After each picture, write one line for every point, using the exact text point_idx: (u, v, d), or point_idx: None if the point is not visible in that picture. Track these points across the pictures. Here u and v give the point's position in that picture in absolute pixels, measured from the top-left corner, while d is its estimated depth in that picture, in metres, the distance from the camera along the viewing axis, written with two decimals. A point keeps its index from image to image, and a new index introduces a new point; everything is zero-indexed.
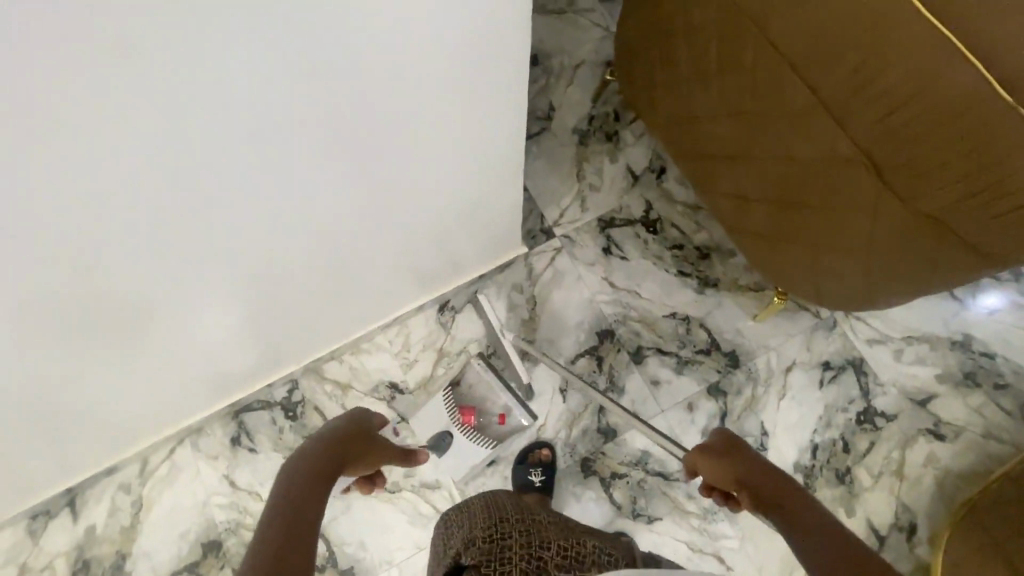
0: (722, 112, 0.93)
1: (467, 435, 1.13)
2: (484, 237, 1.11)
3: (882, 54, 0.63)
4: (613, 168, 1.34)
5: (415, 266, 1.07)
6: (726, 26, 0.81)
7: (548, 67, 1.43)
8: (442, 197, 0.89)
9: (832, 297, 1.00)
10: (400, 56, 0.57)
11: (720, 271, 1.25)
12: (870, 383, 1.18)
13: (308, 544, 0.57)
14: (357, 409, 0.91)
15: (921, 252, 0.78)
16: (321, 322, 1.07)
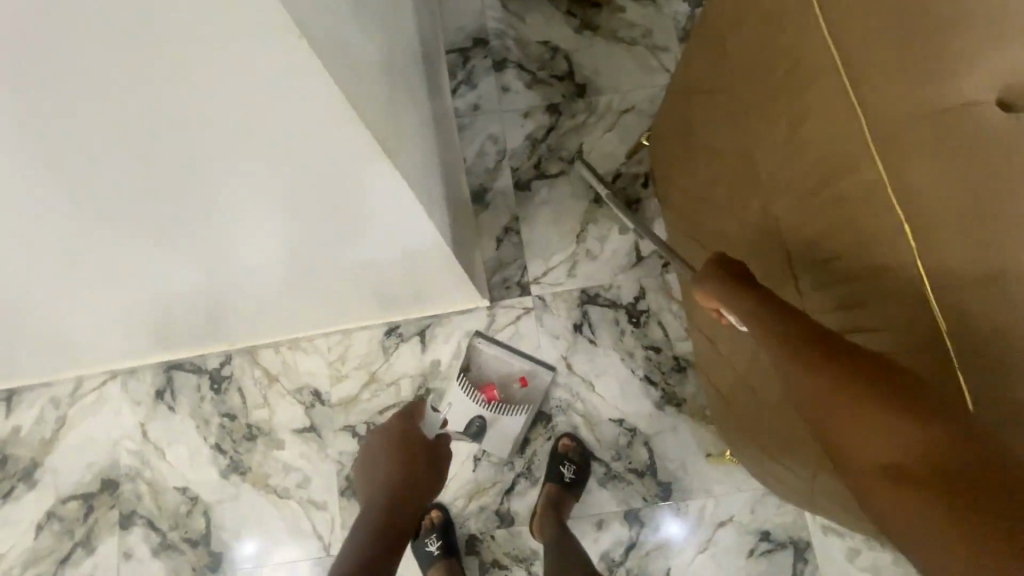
0: (719, 251, 0.78)
1: (499, 411, 1.11)
2: (442, 286, 1.03)
3: (867, 291, 0.50)
4: (618, 239, 1.20)
5: (360, 297, 1.01)
6: (743, 169, 0.66)
7: (592, 103, 1.28)
8: (377, 256, 0.81)
9: (776, 491, 0.85)
10: (271, 150, 0.48)
11: (690, 391, 1.12)
12: (806, 572, 1.04)
13: None
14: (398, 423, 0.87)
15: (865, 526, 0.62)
16: (255, 321, 1.04)
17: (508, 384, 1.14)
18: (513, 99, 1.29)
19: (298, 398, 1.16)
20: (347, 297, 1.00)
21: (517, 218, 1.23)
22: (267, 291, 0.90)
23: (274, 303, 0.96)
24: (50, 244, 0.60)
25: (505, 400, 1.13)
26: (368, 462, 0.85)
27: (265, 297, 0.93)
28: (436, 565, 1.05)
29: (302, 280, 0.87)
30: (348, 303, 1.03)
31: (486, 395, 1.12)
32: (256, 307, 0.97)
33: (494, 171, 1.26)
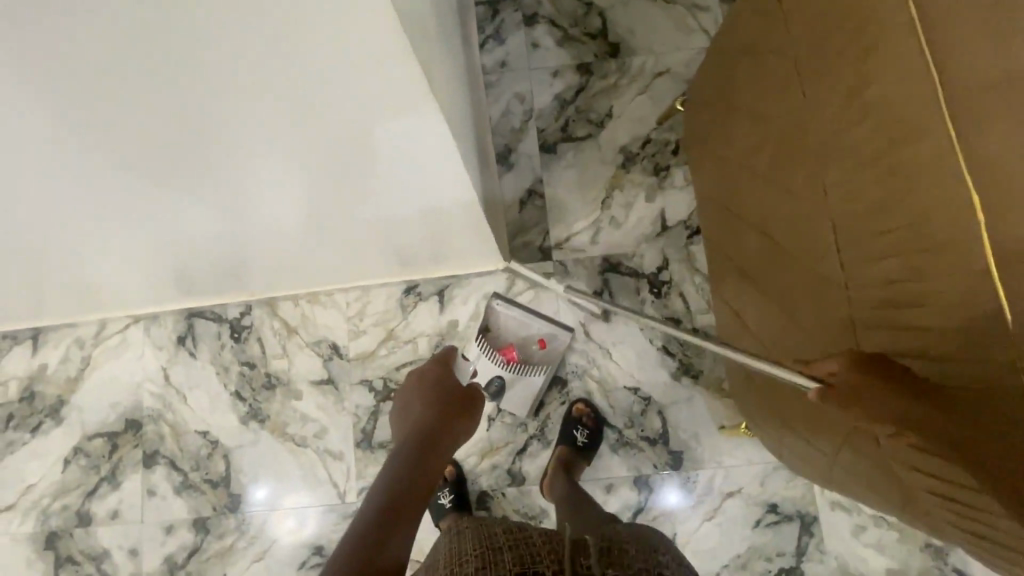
0: (753, 223, 0.76)
1: (517, 371, 1.11)
2: (465, 247, 1.02)
3: (917, 266, 0.49)
4: (643, 208, 1.18)
5: (382, 254, 1.00)
6: (788, 135, 0.64)
7: (625, 64, 1.23)
8: (404, 215, 0.80)
9: (792, 465, 0.86)
10: (306, 100, 0.46)
11: (707, 364, 1.11)
12: (811, 545, 1.05)
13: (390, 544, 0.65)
14: (428, 371, 0.95)
15: (884, 503, 0.62)
16: (277, 274, 1.04)
17: (524, 345, 1.15)
18: (542, 57, 1.24)
19: (316, 351, 1.17)
20: (369, 254, 0.99)
21: (541, 181, 1.21)
22: (292, 245, 0.90)
23: (298, 257, 0.96)
24: (81, 193, 0.59)
25: (523, 361, 1.13)
26: (404, 415, 0.90)
27: (288, 250, 0.92)
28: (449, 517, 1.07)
29: (327, 234, 0.86)
30: (369, 259, 1.02)
31: (505, 356, 1.11)
32: (279, 260, 0.97)
33: (520, 132, 1.23)
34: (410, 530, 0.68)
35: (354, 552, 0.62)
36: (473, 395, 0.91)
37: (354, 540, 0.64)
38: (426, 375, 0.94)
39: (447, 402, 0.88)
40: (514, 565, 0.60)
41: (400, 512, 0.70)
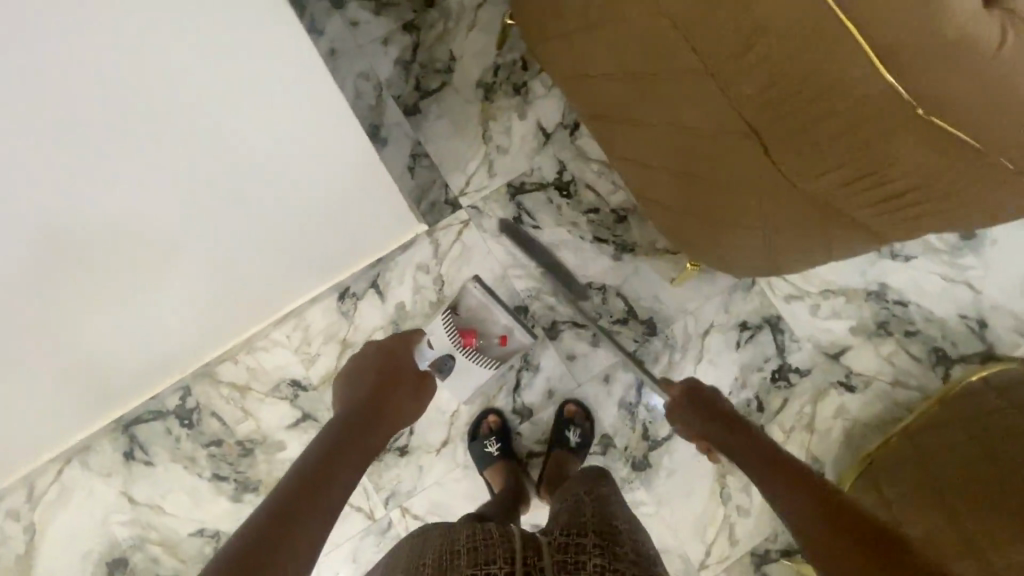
0: (614, 70, 0.81)
1: (469, 357, 1.07)
2: (375, 222, 1.01)
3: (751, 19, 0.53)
4: (522, 126, 1.23)
5: (306, 252, 0.98)
6: None
7: (446, 8, 1.25)
8: (297, 167, 0.79)
9: (735, 266, 0.98)
10: None
11: (637, 234, 1.19)
12: (787, 340, 1.17)
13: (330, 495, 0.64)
14: (389, 340, 0.95)
15: (814, 230, 0.72)
16: (203, 321, 0.96)
17: (485, 339, 1.10)
18: (367, 31, 1.24)
19: (278, 395, 1.11)
20: (291, 254, 0.96)
21: (419, 142, 1.21)
22: (201, 267, 0.85)
23: (217, 283, 0.90)
24: None
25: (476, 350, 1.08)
26: (349, 383, 0.89)
27: (208, 276, 0.87)
28: (495, 465, 1.07)
29: (234, 226, 0.82)
30: (295, 263, 0.99)
31: (465, 336, 1.05)
32: (196, 299, 0.91)
33: (380, 107, 1.22)
34: (350, 490, 0.68)
35: (288, 495, 0.62)
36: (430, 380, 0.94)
37: (284, 489, 0.62)
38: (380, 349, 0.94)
39: (400, 375, 0.89)
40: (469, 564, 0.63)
41: (342, 463, 0.70)
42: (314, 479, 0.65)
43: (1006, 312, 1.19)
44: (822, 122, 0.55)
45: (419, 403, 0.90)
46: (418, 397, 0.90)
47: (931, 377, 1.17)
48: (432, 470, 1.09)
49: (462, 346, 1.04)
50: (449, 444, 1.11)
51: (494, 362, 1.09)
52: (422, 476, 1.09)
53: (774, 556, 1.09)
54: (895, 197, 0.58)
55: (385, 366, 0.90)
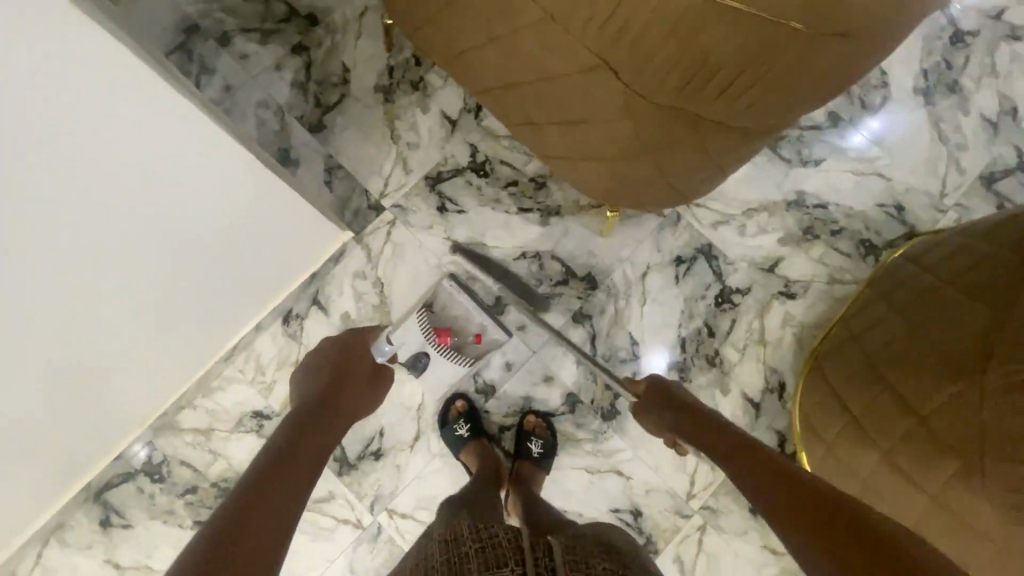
0: (477, 38, 0.84)
1: (443, 354, 1.13)
2: (297, 241, 1.02)
3: None
4: (427, 120, 1.25)
5: (231, 287, 0.97)
6: None
7: (329, 24, 1.28)
8: (204, 211, 0.79)
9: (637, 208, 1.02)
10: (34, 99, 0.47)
11: (559, 197, 1.21)
12: (722, 265, 1.20)
13: (296, 487, 0.71)
14: (336, 340, 1.02)
15: (686, 140, 0.75)
16: (142, 373, 0.94)
17: (461, 338, 1.15)
18: (258, 62, 1.26)
19: (243, 430, 1.11)
20: (216, 292, 0.95)
21: (332, 156, 1.23)
22: (136, 318, 0.84)
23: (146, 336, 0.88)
24: None
25: (452, 348, 1.13)
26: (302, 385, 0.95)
27: (134, 329, 0.85)
28: (466, 448, 1.09)
29: (149, 276, 0.80)
30: (223, 300, 0.98)
31: (440, 335, 1.10)
32: (128, 353, 0.88)
33: (286, 131, 1.24)
34: (312, 480, 0.76)
35: (254, 486, 0.68)
36: (382, 376, 1.02)
37: (249, 483, 0.69)
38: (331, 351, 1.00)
39: (351, 375, 0.97)
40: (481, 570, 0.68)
41: (300, 456, 0.77)
42: (276, 472, 0.72)
43: (919, 193, 1.24)
44: (646, 26, 0.59)
45: (370, 399, 0.98)
46: (370, 395, 0.98)
47: (864, 269, 1.21)
48: (409, 467, 1.10)
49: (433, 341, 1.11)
50: (421, 438, 1.12)
51: (468, 357, 1.14)
52: (402, 474, 1.10)
53: None
54: (731, 86, 0.63)
55: (334, 368, 0.97)
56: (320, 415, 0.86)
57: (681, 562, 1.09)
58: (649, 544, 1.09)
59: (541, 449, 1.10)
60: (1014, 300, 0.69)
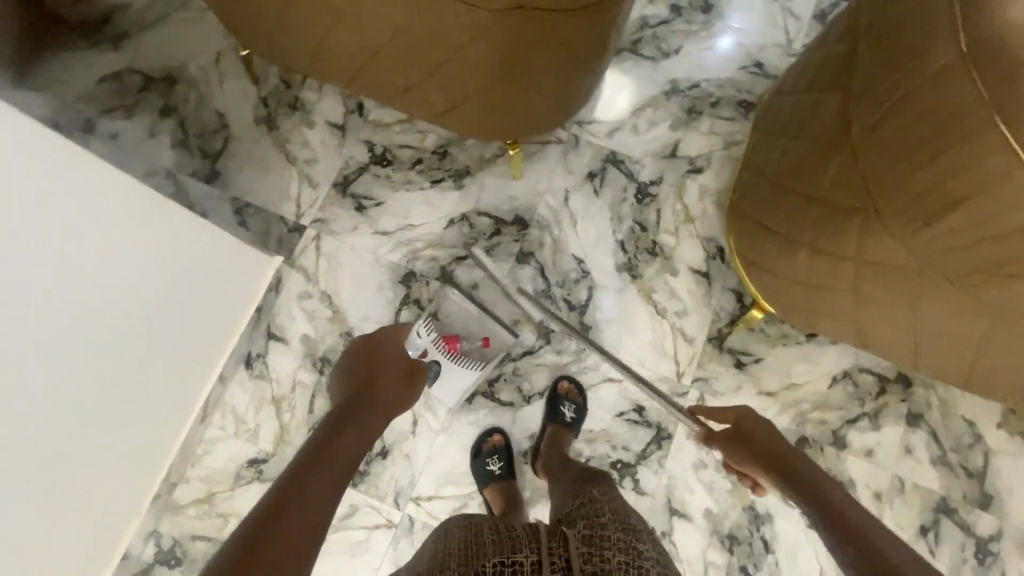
0: (328, 24, 0.89)
1: (451, 359, 1.10)
2: (248, 268, 1.02)
3: None
4: (316, 133, 1.28)
5: (210, 330, 0.94)
6: None
7: (189, 78, 1.29)
8: (144, 229, 0.77)
9: (530, 133, 1.08)
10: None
11: (464, 157, 1.26)
12: (630, 165, 1.28)
13: (334, 481, 0.77)
14: (372, 335, 1.04)
15: (542, 40, 0.83)
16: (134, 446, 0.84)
17: (469, 342, 1.15)
18: (132, 137, 1.26)
19: (244, 482, 1.09)
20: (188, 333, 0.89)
21: (237, 198, 1.24)
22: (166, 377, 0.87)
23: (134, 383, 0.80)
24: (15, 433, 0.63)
25: (463, 353, 1.13)
26: (341, 381, 0.99)
27: (127, 361, 0.78)
28: (496, 483, 1.08)
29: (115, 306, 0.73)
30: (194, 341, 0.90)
31: (450, 343, 1.10)
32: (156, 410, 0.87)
33: (183, 191, 1.24)
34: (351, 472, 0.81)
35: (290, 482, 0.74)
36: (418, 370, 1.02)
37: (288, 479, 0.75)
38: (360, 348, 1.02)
39: (388, 370, 0.98)
40: (495, 556, 0.70)
41: (337, 450, 0.82)
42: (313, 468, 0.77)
43: (770, 46, 1.36)
44: None
45: (410, 388, 1.00)
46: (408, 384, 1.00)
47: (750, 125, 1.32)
48: (418, 452, 1.11)
49: (442, 343, 1.10)
50: (419, 422, 1.12)
51: (480, 361, 1.13)
52: (413, 462, 1.10)
53: (727, 330, 1.19)
54: None
55: (368, 365, 0.99)
56: (358, 411, 0.90)
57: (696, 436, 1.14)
58: (661, 431, 1.14)
59: (574, 412, 1.12)
60: (848, 79, 0.79)
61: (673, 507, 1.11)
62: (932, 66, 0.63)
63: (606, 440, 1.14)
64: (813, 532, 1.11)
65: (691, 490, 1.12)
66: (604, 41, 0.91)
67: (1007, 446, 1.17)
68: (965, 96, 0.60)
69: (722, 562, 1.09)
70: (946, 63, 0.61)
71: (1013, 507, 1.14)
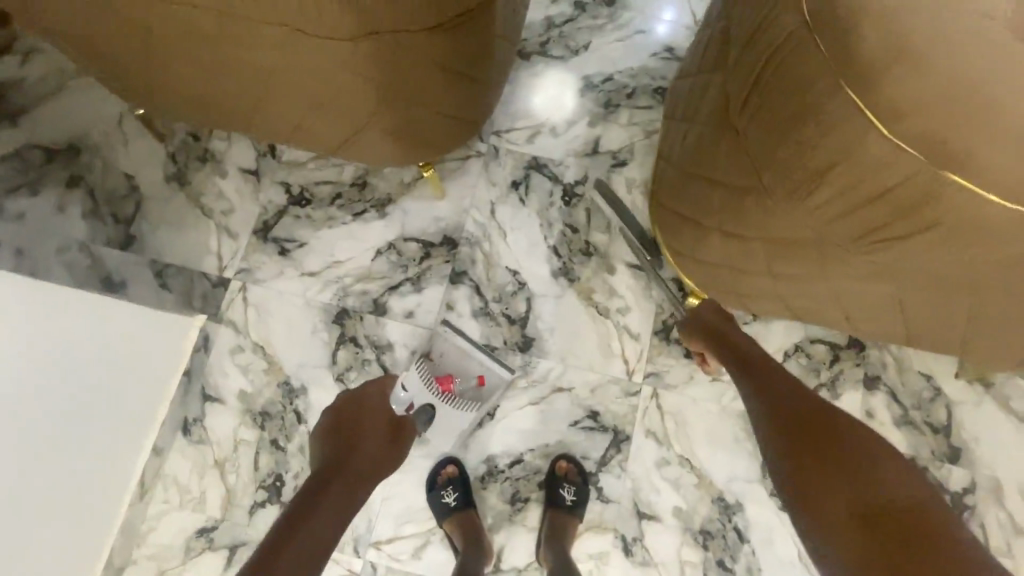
0: (200, 78, 0.86)
1: (448, 403, 1.05)
2: (175, 333, 1.04)
3: None
4: (230, 182, 1.24)
5: (146, 392, 0.99)
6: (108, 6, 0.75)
7: (93, 144, 1.25)
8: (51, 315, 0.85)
9: (440, 155, 1.06)
10: None
11: (384, 184, 1.23)
12: (553, 169, 1.26)
13: (312, 550, 0.75)
14: (353, 389, 1.01)
15: (411, 64, 0.79)
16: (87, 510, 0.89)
17: (462, 382, 1.11)
18: (39, 213, 1.21)
19: (195, 554, 1.05)
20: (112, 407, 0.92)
21: (156, 260, 1.20)
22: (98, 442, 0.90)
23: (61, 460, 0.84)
24: None
25: (457, 395, 1.08)
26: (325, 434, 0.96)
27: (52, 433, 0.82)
28: (455, 515, 1.04)
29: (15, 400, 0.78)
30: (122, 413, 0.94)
31: (443, 382, 1.05)
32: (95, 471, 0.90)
33: (99, 261, 1.20)
34: (331, 537, 0.78)
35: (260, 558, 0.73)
36: (405, 425, 0.98)
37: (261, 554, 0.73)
38: (342, 410, 0.98)
39: (371, 424, 0.95)
40: None
41: (314, 514, 0.79)
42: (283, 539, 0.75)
43: (679, 28, 1.35)
44: None
45: (397, 441, 0.96)
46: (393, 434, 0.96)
47: None
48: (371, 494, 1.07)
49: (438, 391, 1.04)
50: None
51: (477, 405, 1.09)
52: (368, 505, 1.07)
53: (672, 321, 1.17)
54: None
55: (348, 420, 0.95)
56: (339, 468, 0.86)
57: (654, 434, 1.11)
58: (619, 435, 1.11)
59: (574, 495, 1.06)
60: (727, 52, 0.76)
61: (641, 510, 1.08)
62: (783, 35, 0.60)
63: (563, 452, 1.11)
64: (784, 514, 1.09)
65: (656, 490, 1.09)
66: (491, 56, 0.90)
67: (967, 395, 1.15)
68: (810, 60, 0.57)
69: (697, 559, 1.07)
70: (792, 32, 0.59)
71: (981, 455, 1.13)
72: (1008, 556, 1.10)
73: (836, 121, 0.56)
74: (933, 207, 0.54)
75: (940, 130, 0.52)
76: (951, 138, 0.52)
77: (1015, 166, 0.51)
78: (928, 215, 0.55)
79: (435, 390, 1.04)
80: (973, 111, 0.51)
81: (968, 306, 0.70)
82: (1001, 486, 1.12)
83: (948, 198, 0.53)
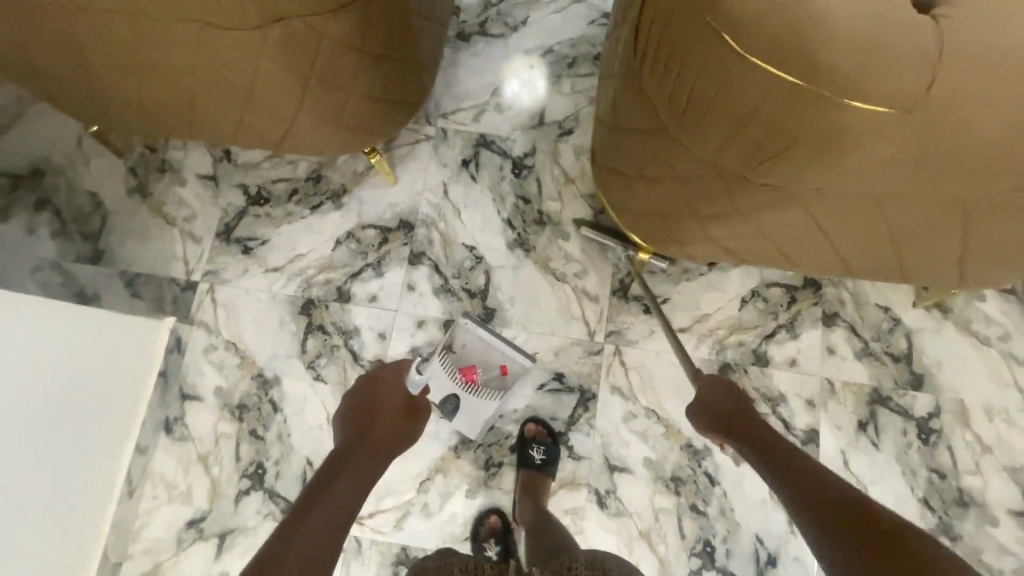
0: (135, 88, 0.90)
1: (470, 391, 1.08)
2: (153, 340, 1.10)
3: None
4: (189, 189, 1.28)
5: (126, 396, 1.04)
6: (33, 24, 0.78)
7: (55, 166, 1.29)
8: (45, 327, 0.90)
9: (379, 142, 1.10)
10: None
11: (338, 176, 1.27)
12: (501, 144, 1.29)
13: (336, 516, 0.79)
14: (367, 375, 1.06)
15: (329, 50, 0.83)
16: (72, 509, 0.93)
17: (486, 372, 1.11)
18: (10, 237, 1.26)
19: (187, 545, 1.09)
20: (90, 405, 0.96)
21: (126, 270, 1.24)
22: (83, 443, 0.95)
23: (46, 461, 0.87)
24: None
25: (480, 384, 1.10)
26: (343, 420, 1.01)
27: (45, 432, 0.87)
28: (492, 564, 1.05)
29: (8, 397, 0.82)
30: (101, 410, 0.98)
31: (467, 374, 1.07)
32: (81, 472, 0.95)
33: (72, 277, 1.24)
34: (354, 507, 0.83)
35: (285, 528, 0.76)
36: (420, 407, 1.03)
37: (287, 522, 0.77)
38: (360, 393, 1.03)
39: (387, 408, 1.00)
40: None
41: (336, 488, 0.84)
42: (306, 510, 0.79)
43: None
44: None
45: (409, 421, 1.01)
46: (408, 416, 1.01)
47: None
48: None
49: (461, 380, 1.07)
50: None
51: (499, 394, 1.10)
52: None
53: (628, 280, 1.20)
54: None
55: (364, 406, 1.00)
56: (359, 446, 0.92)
57: (619, 389, 1.14)
58: (585, 394, 1.14)
59: (543, 453, 1.09)
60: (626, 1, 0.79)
61: (612, 464, 1.11)
62: None
63: (531, 415, 1.14)
64: None
65: (625, 443, 1.12)
66: (412, 35, 0.93)
67: (925, 322, 1.17)
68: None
69: (670, 505, 1.10)
70: None
71: (944, 379, 1.15)
72: (978, 475, 1.12)
73: (696, 50, 0.59)
74: (793, 118, 0.57)
75: (782, 42, 0.54)
76: (793, 50, 0.54)
77: (857, 68, 0.54)
78: (793, 129, 0.58)
79: (456, 378, 1.08)
80: (817, 21, 0.54)
81: (871, 223, 0.73)
82: (965, 408, 1.14)
83: (804, 106, 0.56)
